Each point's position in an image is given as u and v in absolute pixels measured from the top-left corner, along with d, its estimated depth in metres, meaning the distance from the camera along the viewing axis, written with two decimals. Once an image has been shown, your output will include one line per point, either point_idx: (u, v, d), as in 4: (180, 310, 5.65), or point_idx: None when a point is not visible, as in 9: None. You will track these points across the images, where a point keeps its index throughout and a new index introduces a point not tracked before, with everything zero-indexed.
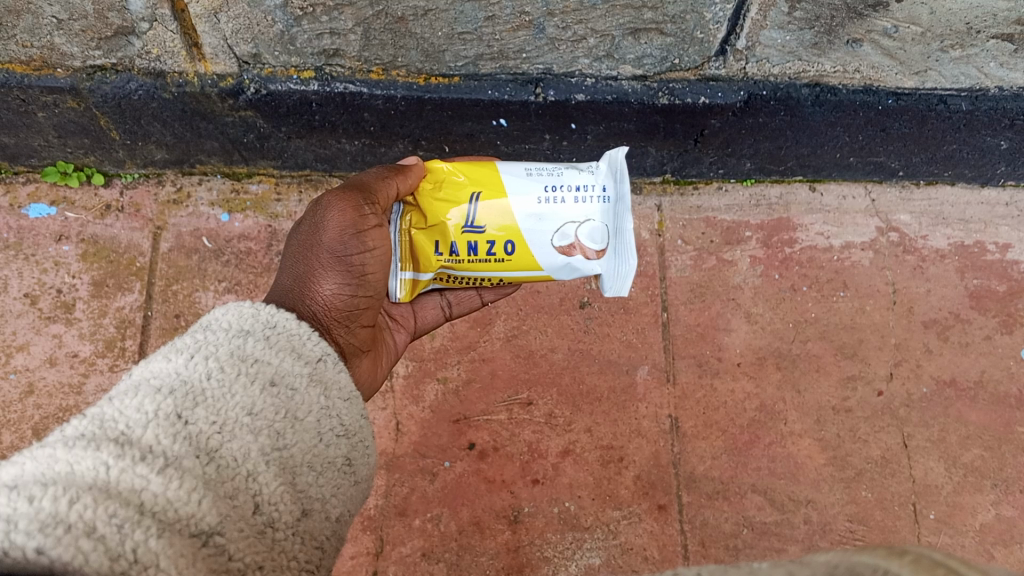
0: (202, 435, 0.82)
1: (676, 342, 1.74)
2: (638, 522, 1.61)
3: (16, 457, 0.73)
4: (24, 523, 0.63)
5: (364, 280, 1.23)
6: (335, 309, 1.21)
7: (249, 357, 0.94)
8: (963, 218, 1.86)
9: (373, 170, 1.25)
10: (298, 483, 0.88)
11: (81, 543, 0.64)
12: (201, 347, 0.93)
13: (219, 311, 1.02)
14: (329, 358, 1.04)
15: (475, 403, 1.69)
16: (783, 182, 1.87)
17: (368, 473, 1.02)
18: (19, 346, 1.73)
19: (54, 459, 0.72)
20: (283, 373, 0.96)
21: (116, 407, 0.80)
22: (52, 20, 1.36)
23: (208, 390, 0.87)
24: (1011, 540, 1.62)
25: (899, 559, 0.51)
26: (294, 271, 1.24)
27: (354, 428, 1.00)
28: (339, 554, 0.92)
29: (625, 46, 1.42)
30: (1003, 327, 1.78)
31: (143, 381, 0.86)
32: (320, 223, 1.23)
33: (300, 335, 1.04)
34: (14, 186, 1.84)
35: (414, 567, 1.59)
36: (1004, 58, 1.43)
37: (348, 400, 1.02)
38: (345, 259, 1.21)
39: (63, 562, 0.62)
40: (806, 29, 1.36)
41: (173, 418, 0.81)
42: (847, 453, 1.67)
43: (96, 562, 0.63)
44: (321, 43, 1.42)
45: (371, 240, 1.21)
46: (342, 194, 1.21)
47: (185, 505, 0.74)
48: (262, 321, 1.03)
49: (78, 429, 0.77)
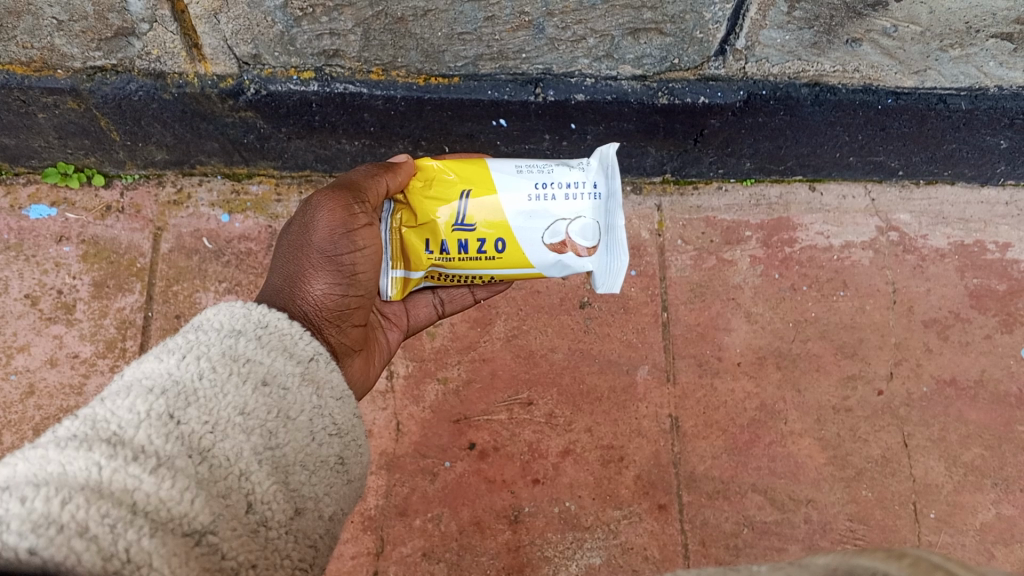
0: (195, 435, 0.82)
1: (676, 342, 1.74)
2: (638, 521, 1.61)
3: (10, 457, 0.73)
4: (16, 524, 0.63)
5: (355, 280, 1.24)
6: (327, 310, 1.21)
7: (241, 356, 0.95)
8: (963, 217, 1.86)
9: (361, 166, 1.26)
10: (291, 482, 0.88)
11: (74, 543, 0.64)
12: (192, 347, 0.93)
13: (211, 311, 1.02)
14: (321, 357, 1.04)
15: (475, 403, 1.69)
16: (783, 182, 1.87)
17: (362, 472, 1.02)
18: (20, 347, 1.72)
19: (47, 459, 0.73)
20: (274, 372, 0.96)
21: (108, 408, 0.81)
22: (52, 21, 1.37)
23: (200, 389, 0.87)
24: (1012, 540, 1.62)
25: (898, 561, 0.51)
26: (284, 271, 1.24)
27: (347, 426, 1.01)
28: (333, 552, 0.92)
29: (625, 46, 1.42)
30: (1003, 326, 1.78)
31: (135, 382, 0.86)
32: (310, 222, 1.23)
33: (293, 334, 1.04)
34: (15, 188, 1.84)
35: (414, 567, 1.59)
36: (1003, 57, 1.44)
37: (341, 399, 1.02)
38: (336, 258, 1.21)
39: (56, 562, 0.62)
40: (806, 28, 1.36)
41: (165, 418, 0.82)
42: (847, 453, 1.67)
43: (89, 562, 0.63)
44: (321, 44, 1.42)
45: (361, 239, 1.22)
46: (333, 193, 1.22)
47: (178, 504, 0.74)
48: (254, 321, 1.03)
49: (70, 429, 0.77)
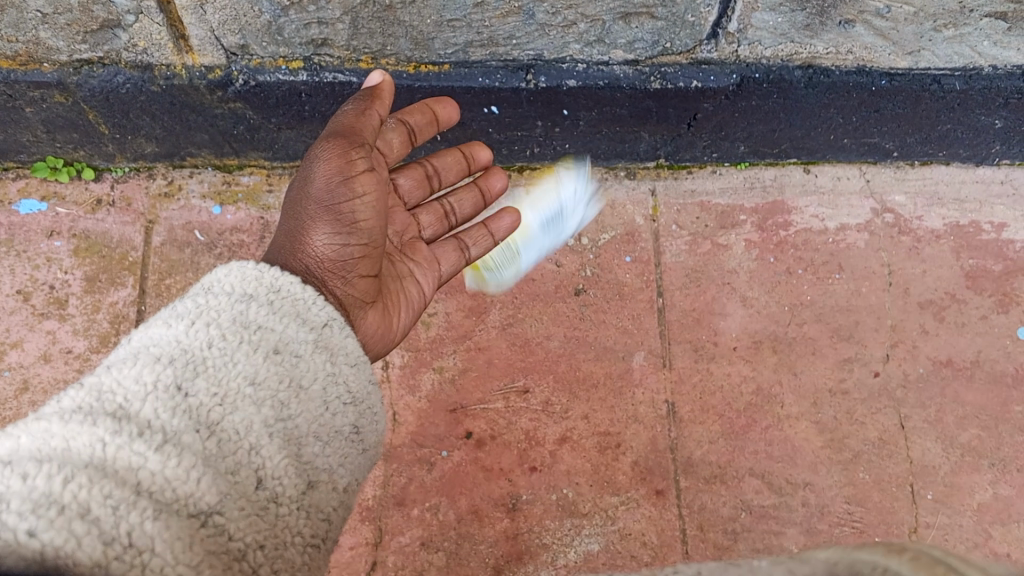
0: (203, 408, 0.86)
1: (671, 327, 1.74)
2: (636, 507, 1.62)
3: (15, 428, 0.79)
4: (16, 504, 0.69)
5: (356, 228, 1.23)
6: (329, 260, 1.21)
7: (252, 323, 0.98)
8: (958, 197, 1.86)
9: (347, 107, 1.27)
10: (304, 454, 0.92)
11: (74, 526, 0.69)
12: (202, 314, 0.97)
13: (221, 273, 1.06)
14: (335, 323, 1.07)
15: (472, 391, 1.70)
16: (777, 165, 1.86)
17: (376, 440, 1.06)
18: (12, 343, 1.72)
19: (51, 434, 0.78)
20: (286, 340, 0.99)
21: (114, 378, 0.85)
22: (36, 14, 1.35)
23: (209, 358, 0.91)
24: (1009, 519, 1.63)
25: (899, 556, 0.55)
26: (286, 229, 1.24)
27: (361, 394, 1.04)
28: (346, 522, 0.97)
29: (616, 30, 1.40)
30: (999, 306, 1.78)
31: (142, 350, 0.91)
32: (306, 177, 1.23)
33: (305, 299, 1.07)
34: (4, 183, 1.83)
35: (413, 556, 1.59)
36: (998, 37, 1.42)
37: (355, 365, 1.05)
38: (334, 208, 1.22)
39: (55, 546, 0.67)
40: (799, 10, 1.34)
41: (173, 390, 0.86)
42: (845, 436, 1.68)
43: (89, 546, 0.68)
44: (309, 33, 1.40)
45: (359, 186, 1.23)
46: (324, 143, 1.22)
47: (184, 484, 0.79)
48: (265, 285, 1.06)
49: (74, 400, 0.83)
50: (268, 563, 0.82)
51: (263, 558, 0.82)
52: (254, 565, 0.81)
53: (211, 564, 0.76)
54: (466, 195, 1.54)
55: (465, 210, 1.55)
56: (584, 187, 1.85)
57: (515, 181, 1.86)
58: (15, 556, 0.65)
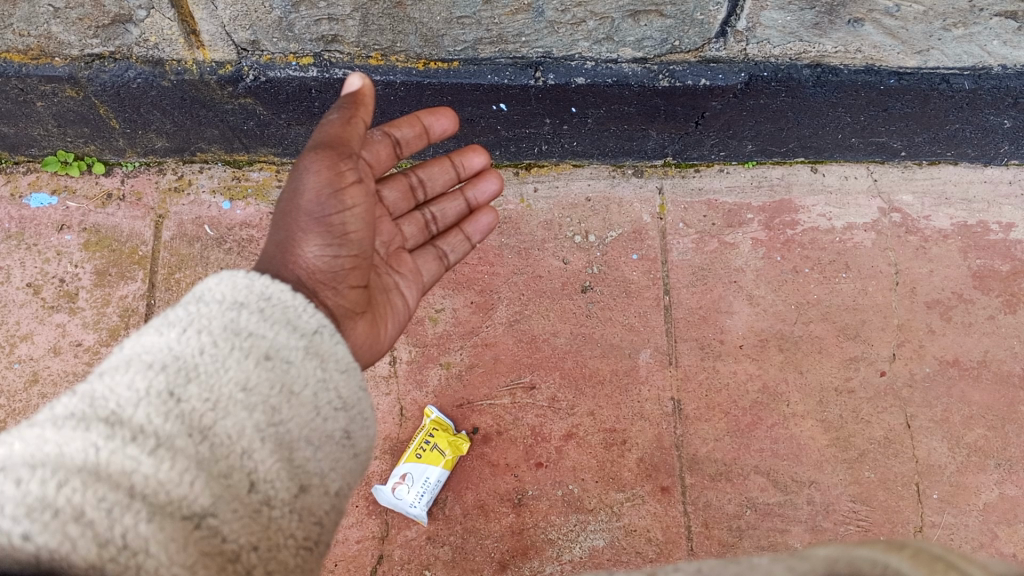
0: (195, 413, 0.90)
1: (678, 325, 1.75)
2: (641, 503, 1.62)
3: (14, 433, 0.85)
4: (11, 508, 0.76)
5: (346, 239, 1.24)
6: (320, 271, 1.22)
7: (243, 330, 1.01)
8: (966, 197, 1.86)
9: (332, 115, 1.26)
10: (296, 458, 0.95)
11: (69, 529, 0.75)
12: (194, 321, 1.00)
13: (213, 281, 1.07)
14: (325, 330, 1.08)
15: (478, 387, 1.70)
16: (785, 164, 1.87)
17: (369, 444, 1.07)
18: (22, 336, 1.73)
19: (45, 439, 0.83)
20: (277, 347, 1.02)
21: (107, 385, 0.90)
22: (48, 9, 1.36)
23: (201, 365, 0.95)
24: (1015, 520, 1.63)
25: (899, 553, 0.65)
26: (275, 239, 1.24)
27: (353, 400, 1.05)
28: (340, 525, 0.99)
29: (625, 28, 1.41)
30: (1006, 306, 1.77)
31: (135, 356, 0.94)
32: (295, 187, 1.24)
33: (297, 306, 1.09)
34: (15, 176, 1.85)
35: (420, 550, 1.60)
36: (1007, 36, 1.41)
37: (346, 371, 1.06)
38: (324, 220, 1.23)
39: (50, 548, 0.74)
40: (807, 9, 1.34)
41: (165, 396, 0.90)
42: (851, 434, 1.68)
43: (84, 548, 0.75)
44: (320, 29, 1.41)
45: (348, 198, 1.24)
46: (313, 154, 1.23)
47: (178, 487, 0.83)
48: (256, 292, 1.08)
49: (68, 407, 0.88)
50: (261, 565, 0.86)
51: (257, 559, 0.86)
52: (248, 566, 0.85)
53: (205, 565, 0.80)
54: (449, 203, 1.55)
55: (447, 217, 1.55)
56: (592, 184, 1.86)
57: (522, 180, 1.87)
58: (13, 558, 0.74)
